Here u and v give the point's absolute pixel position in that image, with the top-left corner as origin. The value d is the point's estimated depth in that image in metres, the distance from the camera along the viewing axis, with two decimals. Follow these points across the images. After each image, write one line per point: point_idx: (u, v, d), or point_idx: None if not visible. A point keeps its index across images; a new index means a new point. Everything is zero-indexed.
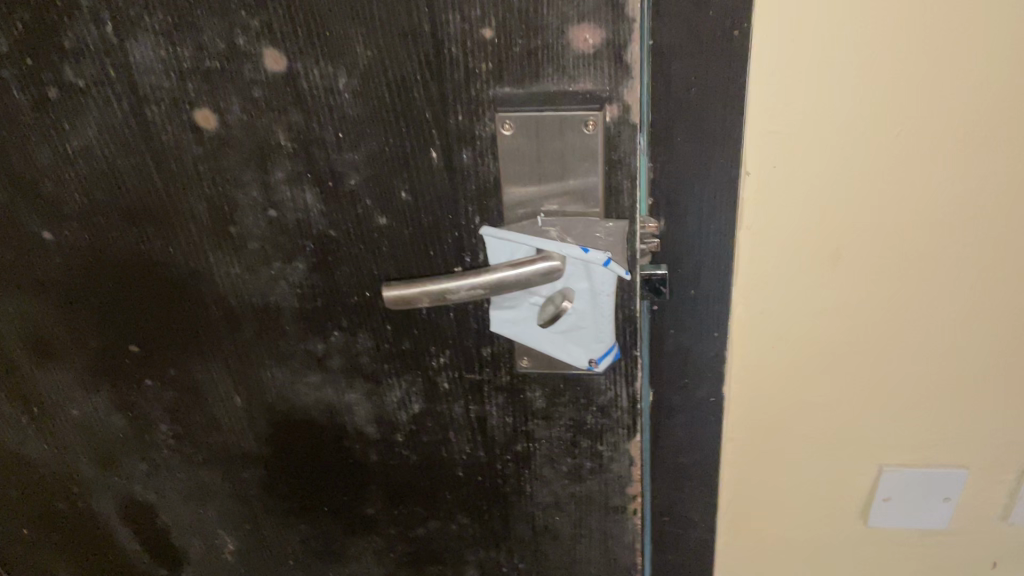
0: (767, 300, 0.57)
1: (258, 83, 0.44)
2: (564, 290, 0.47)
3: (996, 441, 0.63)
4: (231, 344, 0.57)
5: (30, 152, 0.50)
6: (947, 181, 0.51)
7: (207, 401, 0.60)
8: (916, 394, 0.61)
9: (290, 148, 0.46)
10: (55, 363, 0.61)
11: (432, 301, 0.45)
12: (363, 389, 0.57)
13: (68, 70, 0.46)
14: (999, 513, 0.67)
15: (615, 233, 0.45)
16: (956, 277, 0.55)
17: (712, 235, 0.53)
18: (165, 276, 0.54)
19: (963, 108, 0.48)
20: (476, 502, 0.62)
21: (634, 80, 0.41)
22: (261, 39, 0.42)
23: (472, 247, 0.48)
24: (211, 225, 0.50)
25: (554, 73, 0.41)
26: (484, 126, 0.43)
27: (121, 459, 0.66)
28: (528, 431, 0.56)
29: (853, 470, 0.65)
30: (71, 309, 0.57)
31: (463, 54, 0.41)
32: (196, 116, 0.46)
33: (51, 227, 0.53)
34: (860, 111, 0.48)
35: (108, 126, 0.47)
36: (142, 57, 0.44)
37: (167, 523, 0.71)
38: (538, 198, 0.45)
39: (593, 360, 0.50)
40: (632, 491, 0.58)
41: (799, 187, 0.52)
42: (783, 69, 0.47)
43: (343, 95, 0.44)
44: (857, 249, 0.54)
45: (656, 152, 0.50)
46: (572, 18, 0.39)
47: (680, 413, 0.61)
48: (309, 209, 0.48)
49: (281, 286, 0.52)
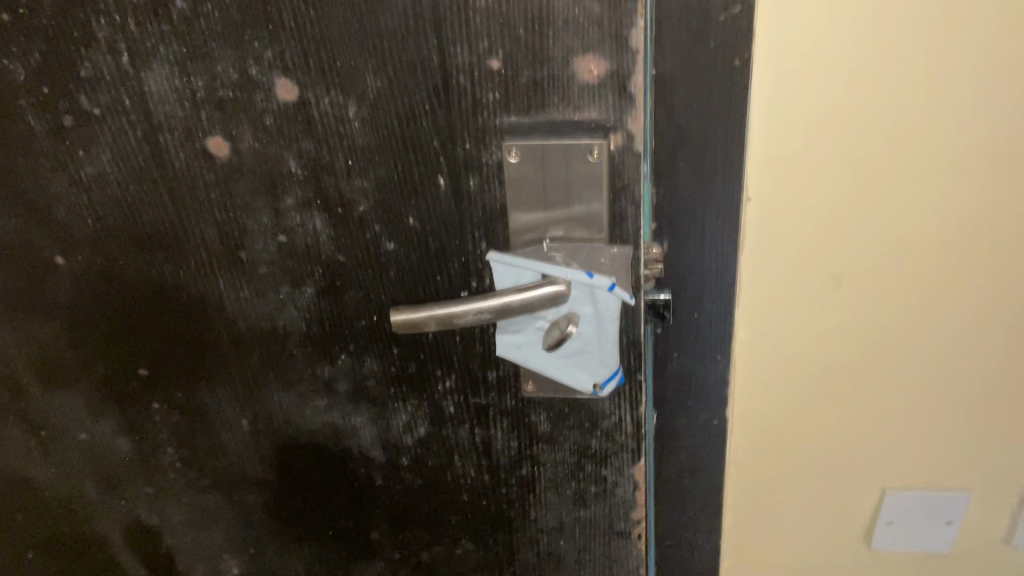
0: (770, 324, 0.57)
1: (270, 111, 0.45)
2: (569, 314, 0.47)
3: (999, 464, 0.63)
4: (238, 367, 0.57)
5: (45, 178, 0.51)
6: (946, 205, 0.52)
7: (213, 424, 0.61)
8: (921, 418, 0.61)
9: (300, 175, 0.47)
10: (63, 387, 0.62)
11: (439, 325, 0.45)
12: (369, 412, 0.57)
13: (84, 98, 0.47)
14: (1004, 538, 0.66)
15: (620, 259, 0.46)
16: (957, 301, 0.56)
17: (715, 260, 0.53)
18: (175, 301, 0.54)
19: (958, 136, 0.49)
20: (480, 526, 0.62)
21: (638, 110, 0.42)
22: (274, 69, 0.43)
23: (478, 272, 0.48)
24: (221, 249, 0.51)
25: (560, 103, 0.42)
26: (491, 155, 0.44)
27: (126, 483, 0.66)
28: (532, 456, 0.56)
29: (857, 494, 0.65)
30: (80, 333, 0.58)
31: (470, 84, 0.42)
32: (209, 144, 0.47)
33: (64, 252, 0.54)
34: (859, 136, 0.49)
35: (122, 153, 0.48)
36: (157, 86, 0.45)
37: (171, 547, 0.70)
38: (543, 224, 0.46)
39: (598, 384, 0.50)
40: (637, 516, 0.58)
41: (800, 213, 0.52)
42: (782, 96, 0.48)
43: (352, 123, 0.45)
44: (857, 273, 0.54)
45: (659, 178, 0.51)
46: (578, 50, 0.40)
47: (684, 437, 0.62)
48: (318, 234, 0.49)
49: (288, 310, 0.53)
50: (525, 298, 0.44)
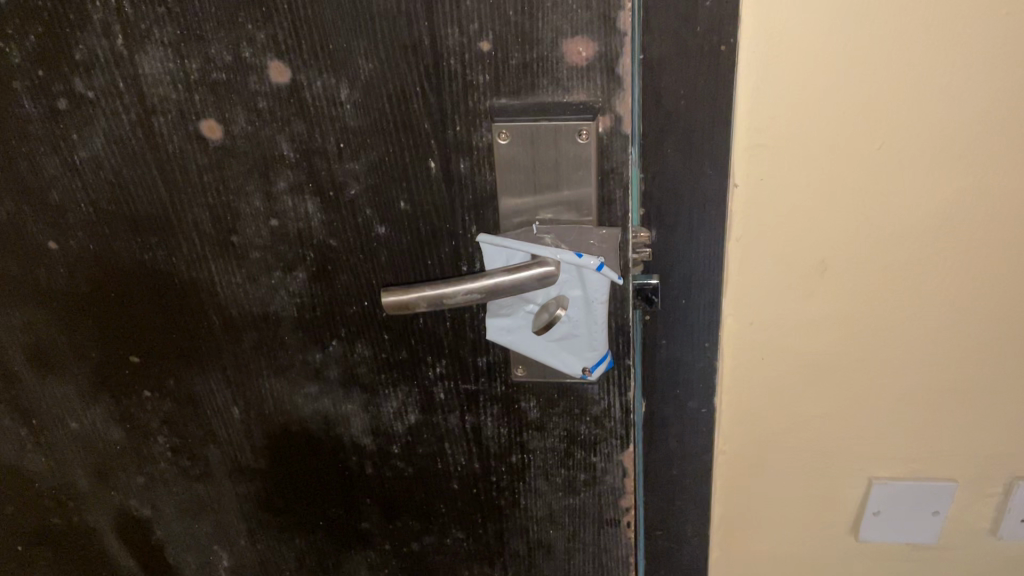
0: (757, 312, 0.58)
1: (263, 93, 0.45)
2: (558, 297, 0.48)
3: (982, 452, 0.63)
4: (230, 354, 0.57)
5: (39, 162, 0.51)
6: (929, 193, 0.53)
7: (204, 412, 0.61)
8: (905, 407, 0.62)
9: (292, 159, 0.48)
10: (55, 374, 0.62)
11: (429, 305, 0.46)
12: (360, 400, 0.58)
13: (79, 81, 0.47)
14: (989, 528, 0.67)
15: (608, 241, 0.46)
16: (942, 289, 0.56)
17: (702, 247, 0.54)
18: (168, 286, 0.55)
19: (941, 122, 0.50)
20: (470, 514, 0.62)
21: (626, 92, 0.43)
22: (267, 52, 0.44)
23: (469, 256, 0.49)
24: (214, 234, 0.52)
25: (549, 85, 0.43)
26: (481, 137, 0.45)
27: (117, 472, 0.66)
28: (522, 442, 0.57)
29: (844, 484, 0.66)
30: (73, 319, 0.58)
31: (461, 66, 0.43)
32: (202, 127, 0.47)
33: (57, 237, 0.54)
34: (842, 124, 0.50)
35: (116, 136, 0.49)
36: (151, 69, 0.46)
37: (162, 538, 0.70)
38: (533, 207, 0.46)
39: (587, 369, 0.50)
40: (626, 504, 0.58)
41: (786, 199, 0.53)
42: (766, 86, 0.49)
43: (344, 106, 0.45)
44: (843, 259, 0.55)
45: (647, 165, 0.52)
46: (567, 32, 0.41)
47: (673, 425, 0.62)
48: (310, 218, 0.50)
49: (280, 295, 0.53)
50: (514, 278, 0.45)
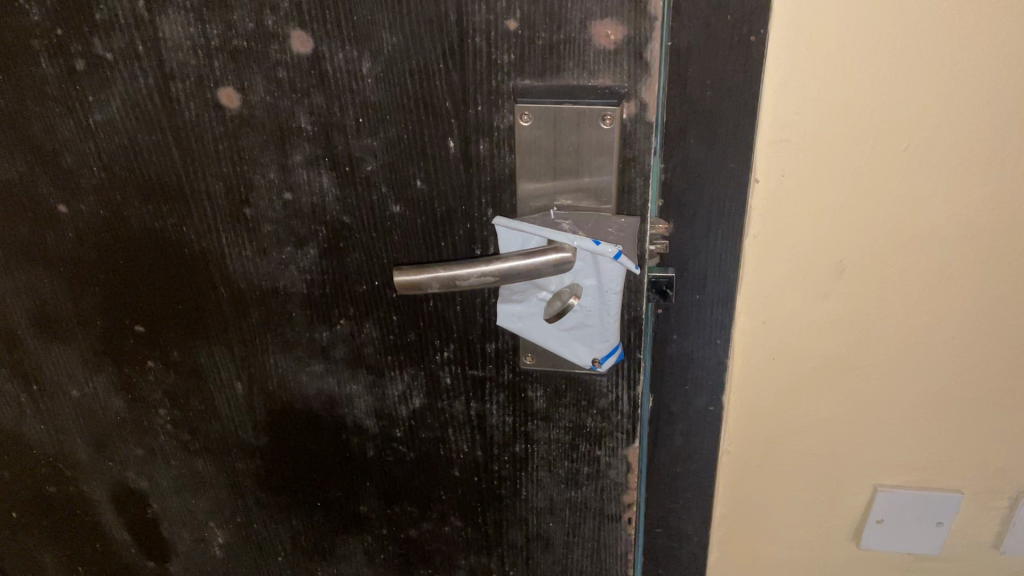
0: (771, 310, 0.57)
1: (284, 63, 0.45)
2: (572, 286, 0.47)
3: (989, 465, 0.63)
4: (235, 328, 0.57)
5: (53, 124, 0.50)
6: (954, 199, 0.52)
7: (207, 387, 0.60)
8: (917, 416, 0.61)
9: (311, 132, 0.47)
10: (59, 340, 0.61)
11: (442, 286, 0.45)
12: (365, 381, 0.57)
13: (98, 43, 0.47)
14: (993, 541, 0.66)
15: (627, 230, 0.45)
16: (961, 294, 0.55)
17: (720, 242, 0.53)
18: (177, 256, 0.54)
19: (971, 126, 0.49)
20: (472, 502, 0.61)
21: (653, 79, 0.42)
22: (291, 20, 0.43)
23: (483, 239, 0.49)
24: (226, 205, 0.51)
25: (575, 68, 0.42)
26: (502, 118, 0.44)
27: (116, 443, 0.66)
28: (527, 432, 0.56)
29: (847, 491, 0.65)
30: (80, 285, 0.58)
31: (486, 44, 0.42)
32: (219, 95, 0.47)
33: (68, 201, 0.54)
34: (871, 124, 0.49)
35: (132, 100, 0.48)
36: (171, 33, 0.45)
37: (158, 513, 0.70)
38: (552, 192, 0.46)
39: (597, 360, 0.50)
40: (628, 500, 0.58)
41: (807, 198, 0.52)
42: (796, 78, 0.48)
43: (366, 80, 0.44)
44: (861, 261, 0.54)
45: (669, 154, 0.51)
46: (596, 14, 0.41)
47: (678, 421, 0.61)
48: (325, 192, 0.49)
49: (290, 271, 0.53)
50: (530, 263, 0.44)
